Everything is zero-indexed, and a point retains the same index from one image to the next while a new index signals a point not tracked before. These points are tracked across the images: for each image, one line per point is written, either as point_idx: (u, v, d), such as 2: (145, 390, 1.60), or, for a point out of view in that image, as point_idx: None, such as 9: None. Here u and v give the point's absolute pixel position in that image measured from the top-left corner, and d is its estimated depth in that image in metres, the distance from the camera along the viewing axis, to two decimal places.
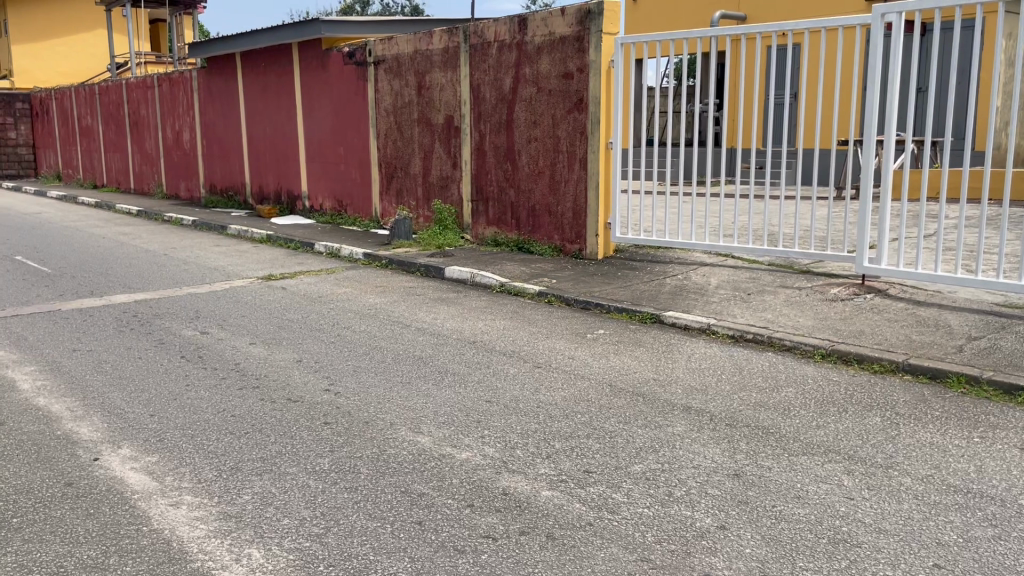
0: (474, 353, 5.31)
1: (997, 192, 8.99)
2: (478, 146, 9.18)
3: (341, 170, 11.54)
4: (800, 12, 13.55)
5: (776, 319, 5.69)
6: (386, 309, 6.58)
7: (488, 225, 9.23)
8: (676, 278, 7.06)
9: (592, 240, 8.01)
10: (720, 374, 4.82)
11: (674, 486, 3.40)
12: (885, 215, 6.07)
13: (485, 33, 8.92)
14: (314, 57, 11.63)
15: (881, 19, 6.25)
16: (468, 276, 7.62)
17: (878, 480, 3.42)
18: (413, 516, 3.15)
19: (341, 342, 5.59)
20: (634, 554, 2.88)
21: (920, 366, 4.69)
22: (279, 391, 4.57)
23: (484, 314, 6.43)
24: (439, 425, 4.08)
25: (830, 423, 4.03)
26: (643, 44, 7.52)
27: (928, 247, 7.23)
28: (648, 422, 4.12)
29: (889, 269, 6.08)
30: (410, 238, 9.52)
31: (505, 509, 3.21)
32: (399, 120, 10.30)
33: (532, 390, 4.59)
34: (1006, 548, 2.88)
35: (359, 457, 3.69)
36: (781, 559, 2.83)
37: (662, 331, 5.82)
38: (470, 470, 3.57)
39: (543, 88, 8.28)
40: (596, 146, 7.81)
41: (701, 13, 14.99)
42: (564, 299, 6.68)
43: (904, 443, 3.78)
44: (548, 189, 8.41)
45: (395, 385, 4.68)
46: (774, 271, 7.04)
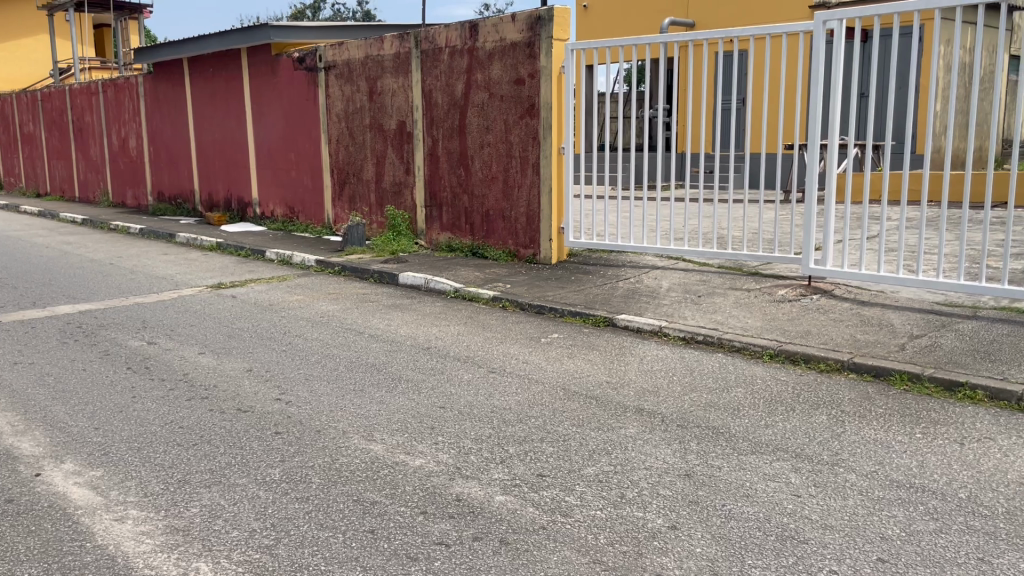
0: (427, 360, 5.28)
1: (935, 193, 9.27)
2: (431, 151, 9.15)
3: (292, 177, 11.44)
4: (747, 18, 13.78)
5: (725, 321, 5.77)
6: (338, 316, 6.52)
7: (442, 230, 9.21)
8: (629, 281, 7.13)
9: (545, 245, 8.06)
10: (672, 376, 4.89)
11: (626, 488, 3.43)
12: (829, 217, 6.18)
13: (436, 39, 8.88)
14: (264, 62, 11.50)
15: (823, 26, 6.37)
16: (422, 282, 7.58)
17: (824, 477, 3.49)
18: (365, 525, 3.13)
19: (292, 351, 5.52)
20: (586, 556, 2.90)
21: (864, 365, 4.79)
22: (229, 401, 4.51)
23: (438, 320, 6.40)
24: (392, 433, 4.05)
25: (777, 423, 4.10)
26: (593, 49, 7.56)
27: (870, 249, 7.41)
28: (601, 425, 4.14)
29: (833, 270, 6.22)
30: (363, 245, 9.47)
31: (458, 515, 3.21)
32: (351, 126, 10.23)
33: (485, 395, 4.59)
34: (947, 540, 2.96)
35: (311, 466, 3.65)
36: (730, 557, 2.87)
37: (614, 334, 5.87)
38: (424, 477, 3.55)
39: (495, 94, 8.30)
40: (548, 151, 7.85)
41: (649, 20, 15.17)
42: (518, 303, 6.70)
43: (849, 440, 3.86)
44: (501, 195, 8.43)
45: (347, 393, 4.63)
46: (724, 274, 7.14)
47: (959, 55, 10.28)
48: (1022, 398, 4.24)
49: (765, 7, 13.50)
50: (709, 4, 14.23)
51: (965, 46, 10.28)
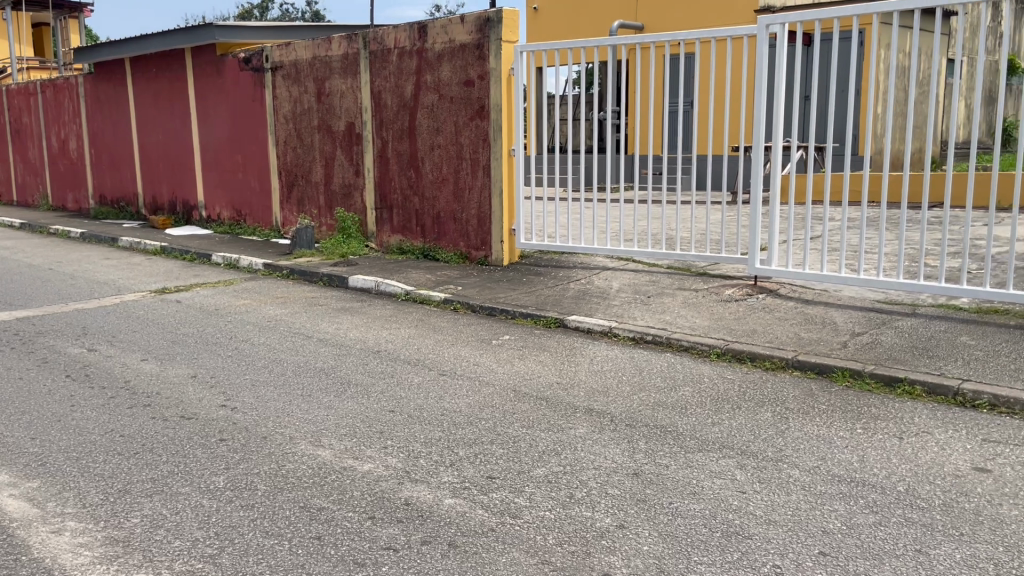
0: (377, 363, 5.24)
1: (875, 194, 9.54)
2: (380, 153, 9.08)
3: (239, 179, 11.27)
4: (694, 21, 13.96)
5: (674, 321, 5.84)
6: (286, 321, 6.43)
7: (393, 233, 9.15)
8: (579, 282, 7.17)
9: (496, 247, 8.06)
10: (621, 376, 4.93)
11: (575, 488, 3.45)
12: (774, 218, 6.29)
13: (385, 40, 8.81)
14: (209, 63, 11.30)
15: (766, 30, 6.48)
16: (372, 285, 7.52)
17: (768, 474, 3.55)
18: (312, 531, 3.09)
19: (238, 356, 5.42)
20: (535, 557, 2.91)
21: (808, 362, 4.89)
22: (172, 408, 4.41)
23: (389, 323, 6.36)
24: (341, 438, 4.01)
25: (724, 421, 4.16)
26: (542, 51, 7.59)
27: (814, 249, 7.58)
28: (551, 425, 4.16)
29: (778, 269, 6.33)
30: (312, 247, 9.38)
31: (406, 519, 3.18)
32: (299, 127, 10.11)
33: (436, 398, 4.57)
34: (886, 533, 3.03)
35: (256, 473, 3.59)
36: (677, 554, 2.90)
37: (565, 335, 5.89)
38: (372, 482, 3.52)
39: (444, 95, 8.27)
40: (498, 152, 7.85)
41: (598, 22, 15.28)
42: (469, 305, 6.69)
43: (793, 437, 3.94)
44: (451, 197, 8.41)
45: (295, 398, 4.57)
46: (673, 274, 7.23)
47: (898, 59, 10.56)
48: (958, 392, 4.36)
49: (711, 11, 13.69)
50: (657, 8, 14.41)
51: (903, 50, 10.56)
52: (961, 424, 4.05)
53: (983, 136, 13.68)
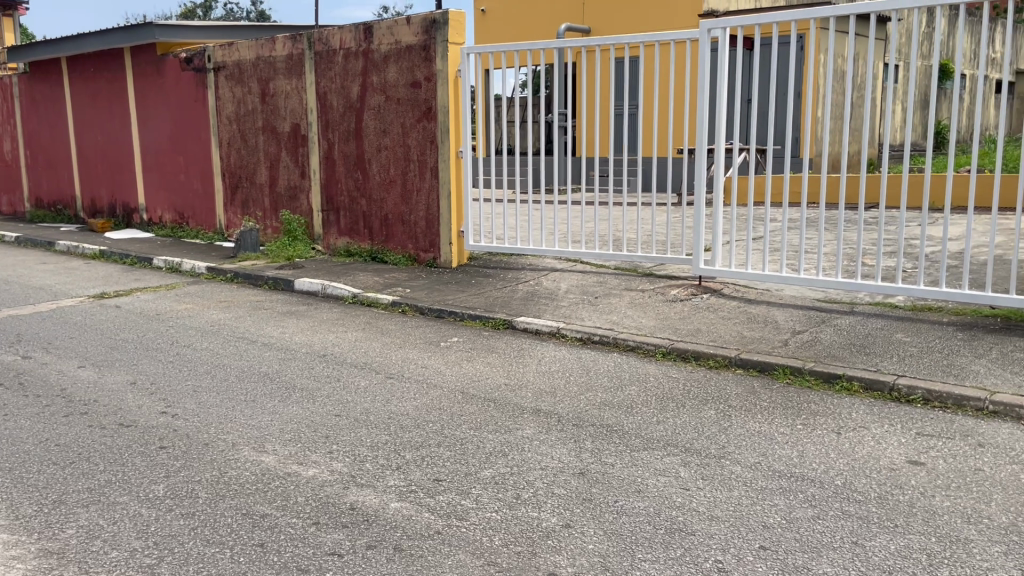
0: (323, 367, 5.18)
1: (814, 195, 9.78)
2: (326, 155, 8.99)
3: (181, 181, 11.05)
4: (640, 25, 14.12)
5: (621, 321, 5.89)
6: (230, 325, 6.32)
7: (340, 235, 9.07)
8: (528, 284, 7.19)
9: (445, 249, 8.05)
10: (568, 376, 4.95)
11: (522, 489, 3.46)
12: (717, 220, 6.39)
13: (330, 41, 8.72)
14: (149, 63, 11.06)
15: (708, 35, 6.59)
16: (318, 287, 7.44)
17: (711, 470, 3.61)
18: (255, 539, 3.04)
19: (180, 361, 5.32)
20: (481, 559, 2.90)
21: (750, 361, 4.98)
22: (110, 416, 4.30)
23: (335, 326, 6.30)
24: (285, 443, 3.96)
25: (669, 419, 4.21)
26: (489, 54, 7.60)
27: (756, 249, 7.74)
28: (498, 427, 4.16)
29: (722, 270, 6.44)
30: (257, 251, 9.26)
31: (351, 524, 3.16)
32: (242, 128, 9.95)
33: (383, 401, 4.54)
34: (824, 526, 3.11)
35: (197, 481, 3.52)
36: (621, 552, 2.93)
37: (513, 336, 5.91)
38: (317, 487, 3.48)
39: (391, 97, 8.22)
40: (446, 154, 7.84)
41: (545, 26, 15.35)
42: (418, 307, 6.66)
43: (735, 433, 4.01)
44: (399, 199, 8.37)
45: (238, 404, 4.50)
46: (620, 275, 7.30)
47: (836, 64, 10.84)
48: (893, 387, 4.49)
49: (656, 15, 13.86)
50: (604, 12, 14.54)
51: (840, 54, 10.84)
52: (897, 419, 4.18)
53: (919, 138, 14.12)
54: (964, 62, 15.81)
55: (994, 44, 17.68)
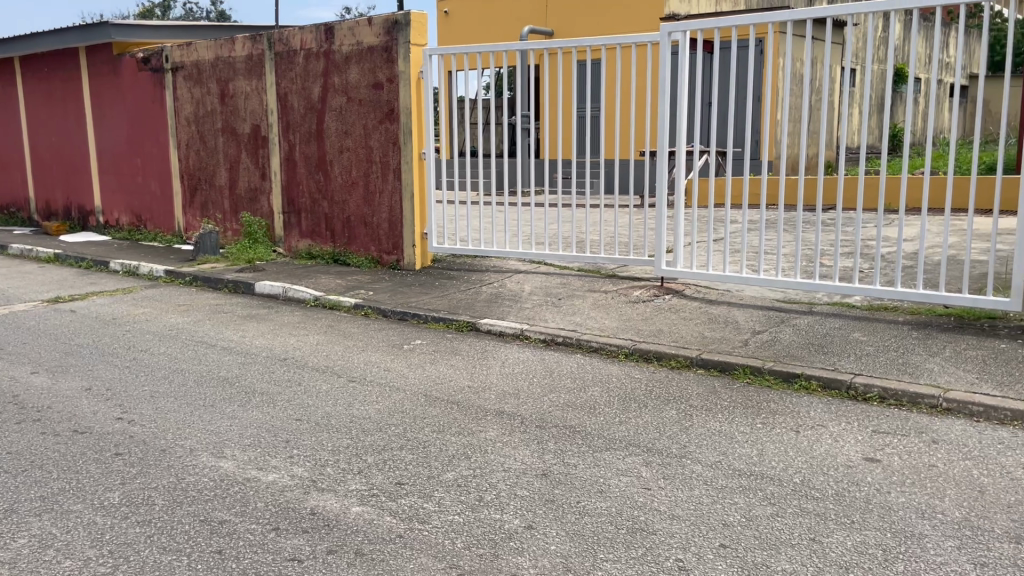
0: (284, 371, 5.13)
1: (773, 197, 9.94)
2: (287, 156, 8.90)
3: (138, 183, 10.87)
4: (603, 28, 14.21)
5: (584, 323, 5.91)
6: (188, 329, 6.22)
7: (302, 237, 8.98)
8: (492, 286, 7.19)
9: (408, 251, 8.01)
10: (532, 378, 4.96)
11: (485, 491, 3.45)
12: (679, 221, 6.44)
13: (291, 41, 8.64)
14: (105, 63, 10.87)
15: (668, 38, 6.65)
16: (280, 290, 7.36)
17: (672, 470, 3.63)
18: (213, 545, 3.00)
19: (137, 366, 5.22)
20: (443, 562, 2.89)
21: (711, 361, 5.03)
22: (64, 422, 4.21)
23: (297, 330, 6.23)
24: (244, 448, 3.90)
25: (631, 419, 4.24)
26: (452, 56, 7.58)
27: (716, 250, 7.84)
28: (461, 429, 4.15)
29: (684, 271, 6.50)
30: (217, 253, 9.14)
31: (312, 529, 3.12)
32: (201, 129, 9.82)
33: (345, 405, 4.50)
34: (782, 523, 3.14)
35: (154, 488, 3.46)
36: (583, 552, 2.94)
37: (477, 339, 5.90)
38: (277, 492, 3.44)
39: (353, 98, 8.16)
40: (408, 156, 7.81)
41: (508, 28, 15.36)
42: (381, 310, 6.62)
43: (696, 433, 4.04)
44: (361, 201, 8.31)
45: (197, 409, 4.43)
46: (583, 277, 7.33)
47: (794, 67, 11.04)
48: (850, 386, 4.56)
49: (618, 18, 13.96)
50: (567, 15, 14.60)
51: (798, 58, 11.04)
52: (854, 416, 4.25)
53: (875, 141, 14.41)
54: (918, 66, 16.17)
55: (948, 49, 18.10)
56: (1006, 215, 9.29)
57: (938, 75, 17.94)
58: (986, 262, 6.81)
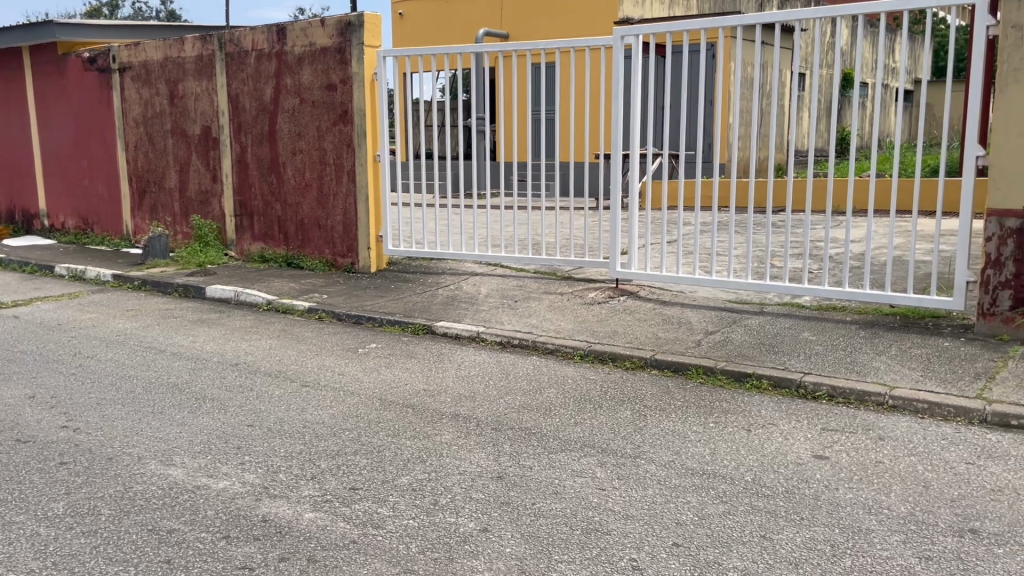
0: (236, 377, 5.05)
1: (725, 200, 10.10)
2: (239, 158, 8.77)
3: (85, 186, 10.63)
4: (558, 32, 14.26)
5: (539, 324, 5.93)
6: (136, 334, 6.09)
7: (254, 240, 8.86)
8: (447, 288, 7.17)
9: (363, 254, 7.96)
10: (488, 381, 4.95)
11: (440, 494, 3.43)
12: (633, 223, 6.49)
13: (242, 41, 8.52)
14: (49, 62, 10.60)
15: (622, 42, 6.69)
16: (231, 294, 7.25)
17: (627, 470, 3.66)
18: (161, 555, 2.94)
19: (83, 373, 5.09)
20: (397, 567, 2.87)
21: (665, 361, 5.08)
22: (5, 432, 4.09)
23: (249, 334, 6.14)
24: (194, 456, 3.83)
25: (586, 420, 4.26)
26: (406, 57, 7.54)
27: (670, 252, 7.94)
28: (416, 433, 4.12)
29: (638, 273, 6.55)
30: (167, 257, 8.97)
31: (263, 537, 3.08)
32: (150, 131, 9.63)
33: (298, 410, 4.44)
34: (734, 521, 3.19)
35: (100, 497, 3.38)
36: (538, 554, 2.95)
37: (433, 342, 5.88)
38: (228, 499, 3.38)
39: (306, 99, 8.08)
40: (362, 158, 7.74)
41: (464, 30, 15.34)
42: (335, 313, 6.56)
43: (650, 433, 4.08)
44: (315, 203, 8.23)
45: (145, 416, 4.34)
46: (539, 279, 7.35)
47: (745, 71, 11.24)
48: (800, 385, 4.64)
49: (574, 22, 14.04)
50: (522, 18, 14.63)
51: (748, 62, 11.23)
52: (803, 415, 4.33)
53: (823, 144, 14.71)
54: (864, 71, 16.54)
55: (893, 54, 18.55)
56: (948, 216, 9.57)
57: (883, 80, 18.40)
58: (929, 262, 7.01)
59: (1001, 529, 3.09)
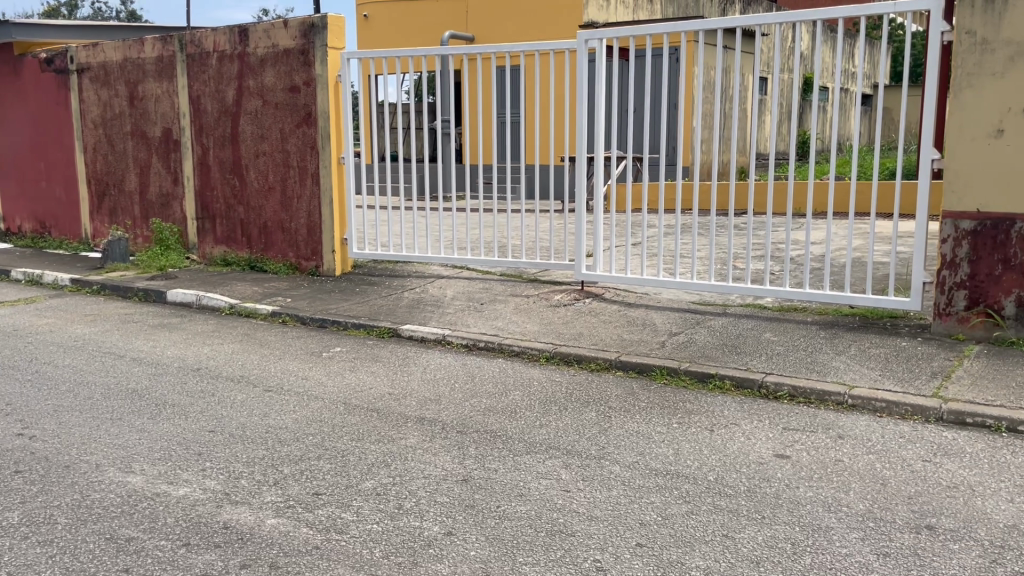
0: (198, 382, 4.98)
1: (689, 202, 10.20)
2: (201, 160, 8.66)
3: (42, 188, 10.43)
4: (524, 35, 14.30)
5: (505, 327, 5.93)
6: (95, 340, 5.98)
7: (216, 244, 8.76)
8: (413, 291, 7.14)
9: (327, 257, 7.90)
10: (453, 384, 4.94)
11: (404, 498, 3.42)
12: (598, 226, 6.51)
13: (203, 42, 8.42)
14: (5, 63, 10.39)
15: (586, 45, 6.73)
16: (193, 298, 7.15)
17: (591, 471, 3.68)
18: (119, 564, 2.89)
19: (39, 380, 4.98)
20: (360, 572, 2.85)
21: (629, 363, 5.11)
22: None
23: (211, 339, 6.07)
24: (153, 463, 3.77)
25: (551, 422, 4.27)
26: (371, 60, 7.51)
27: (635, 255, 7.99)
28: (380, 437, 4.10)
29: (603, 275, 6.58)
30: (127, 261, 8.83)
31: (224, 544, 3.04)
32: (108, 133, 9.47)
33: (261, 416, 4.40)
34: (697, 521, 3.21)
35: (56, 506, 3.31)
36: (502, 557, 2.95)
37: (398, 345, 5.85)
38: (188, 506, 3.34)
39: (269, 101, 8.00)
40: (327, 161, 7.69)
41: (429, 33, 15.31)
42: (299, 317, 6.50)
43: (615, 434, 4.10)
44: (278, 206, 8.15)
45: (103, 423, 4.26)
46: (505, 281, 7.36)
47: (707, 75, 11.37)
48: (762, 385, 4.70)
49: (539, 26, 14.09)
50: (487, 21, 14.64)
51: (711, 66, 11.35)
52: (765, 414, 4.38)
53: (784, 147, 14.92)
54: (824, 75, 16.82)
55: (852, 59, 18.86)
56: (905, 219, 9.76)
57: (842, 84, 18.74)
58: (888, 264, 7.14)
59: (956, 525, 3.16)
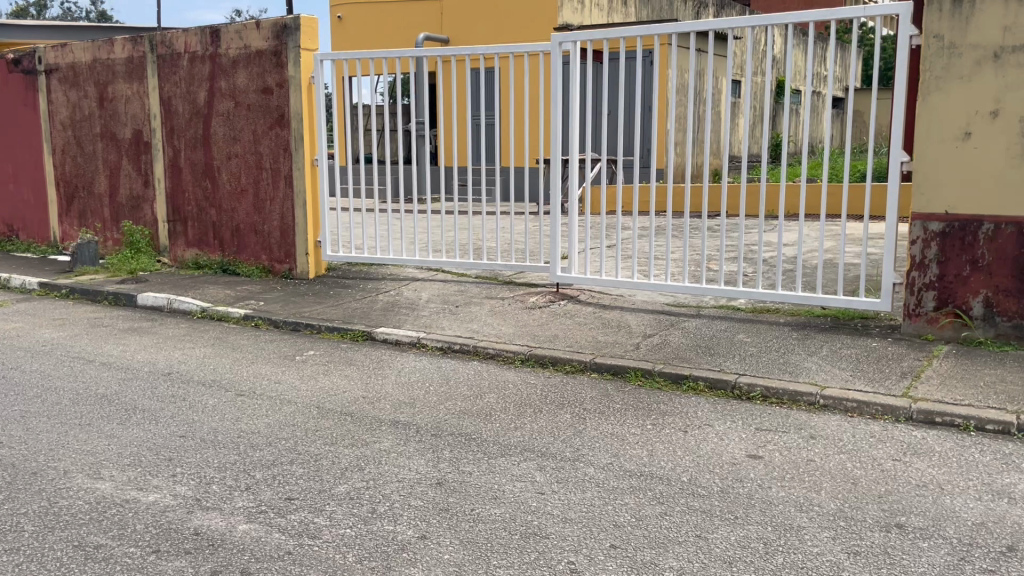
0: (169, 387, 4.91)
1: (664, 204, 10.26)
2: (172, 162, 8.57)
3: (9, 191, 10.27)
4: (499, 38, 14.30)
5: (480, 330, 5.92)
6: (64, 344, 5.89)
7: (188, 247, 8.67)
8: (388, 294, 7.11)
9: (301, 260, 7.85)
10: (428, 387, 4.92)
11: (377, 503, 3.40)
12: (572, 229, 6.52)
13: (174, 43, 8.33)
14: None
15: (560, 47, 6.74)
16: (164, 302, 7.07)
17: (566, 473, 3.68)
18: (87, 572, 2.84)
19: (6, 385, 4.90)
20: None
21: (604, 364, 5.12)
22: None
23: (183, 343, 6.00)
24: (123, 469, 3.72)
25: (525, 424, 4.27)
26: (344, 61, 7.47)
27: (609, 257, 8.02)
28: (354, 441, 4.07)
29: (578, 278, 6.58)
30: (97, 264, 8.71)
31: (195, 550, 3.00)
32: (77, 134, 9.34)
33: (232, 420, 4.35)
34: (670, 522, 3.23)
35: (22, 514, 3.25)
36: (476, 560, 2.94)
37: (372, 348, 5.82)
38: (158, 513, 3.29)
39: (241, 103, 7.93)
40: (300, 163, 7.64)
41: (404, 35, 15.27)
42: (272, 320, 6.45)
43: (589, 436, 4.10)
44: (251, 209, 8.09)
45: (71, 429, 4.20)
46: (480, 284, 7.35)
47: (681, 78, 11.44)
48: (735, 386, 4.73)
49: (514, 29, 14.10)
50: (462, 23, 14.62)
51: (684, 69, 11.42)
52: (738, 415, 4.41)
53: (757, 150, 15.04)
54: (796, 78, 17.00)
55: (824, 62, 19.06)
56: (876, 220, 9.88)
57: (813, 87, 18.95)
58: (858, 265, 7.21)
59: (925, 524, 3.19)
